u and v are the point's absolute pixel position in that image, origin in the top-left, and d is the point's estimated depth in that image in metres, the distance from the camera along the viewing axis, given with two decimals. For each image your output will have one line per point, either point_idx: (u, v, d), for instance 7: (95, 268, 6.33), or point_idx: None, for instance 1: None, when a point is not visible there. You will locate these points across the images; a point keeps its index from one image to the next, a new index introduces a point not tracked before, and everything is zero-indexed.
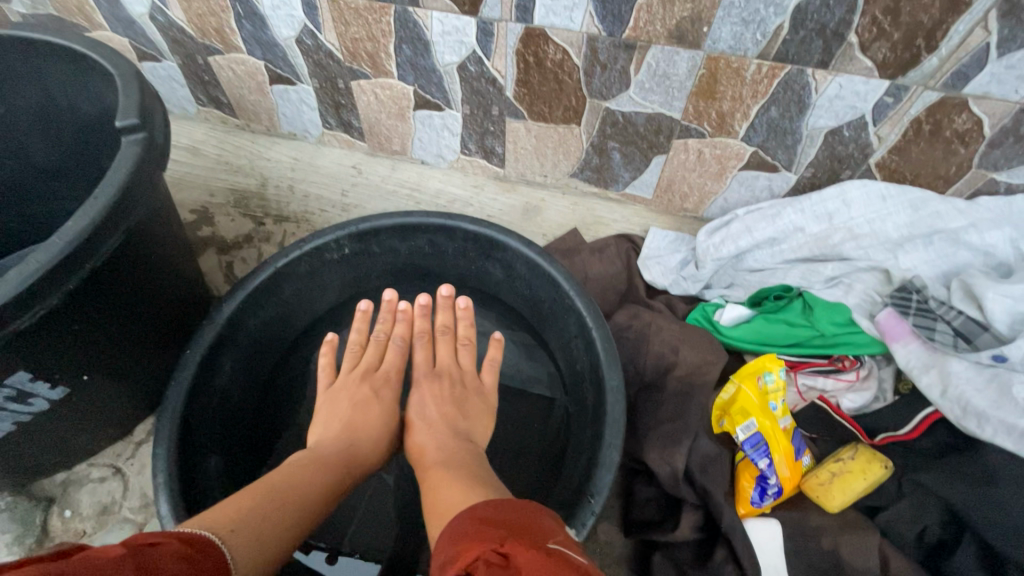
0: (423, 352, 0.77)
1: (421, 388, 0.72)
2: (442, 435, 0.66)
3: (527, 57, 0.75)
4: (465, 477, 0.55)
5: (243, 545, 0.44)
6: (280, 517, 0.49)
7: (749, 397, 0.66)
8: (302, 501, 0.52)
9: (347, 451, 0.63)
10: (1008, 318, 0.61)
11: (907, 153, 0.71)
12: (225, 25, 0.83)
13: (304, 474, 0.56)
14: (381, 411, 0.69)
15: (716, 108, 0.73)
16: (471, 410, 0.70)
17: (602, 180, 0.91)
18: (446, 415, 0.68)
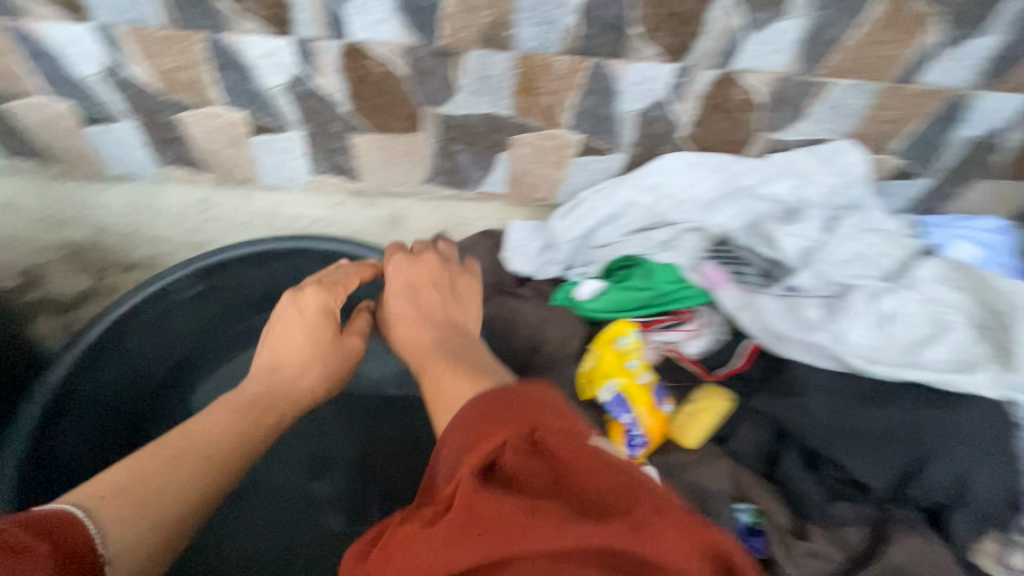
0: (433, 262, 0.71)
1: (400, 304, 0.69)
2: (418, 320, 0.67)
3: (353, 72, 0.76)
4: (455, 379, 0.53)
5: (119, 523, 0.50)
6: (171, 486, 0.54)
7: (608, 361, 0.74)
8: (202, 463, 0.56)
9: (256, 396, 0.64)
10: (796, 254, 0.72)
11: (706, 125, 0.82)
12: (14, 67, 0.76)
13: (208, 425, 0.60)
14: (308, 357, 0.68)
15: (539, 103, 0.79)
16: (399, 322, 0.68)
17: (457, 182, 0.94)
18: (410, 327, 0.67)
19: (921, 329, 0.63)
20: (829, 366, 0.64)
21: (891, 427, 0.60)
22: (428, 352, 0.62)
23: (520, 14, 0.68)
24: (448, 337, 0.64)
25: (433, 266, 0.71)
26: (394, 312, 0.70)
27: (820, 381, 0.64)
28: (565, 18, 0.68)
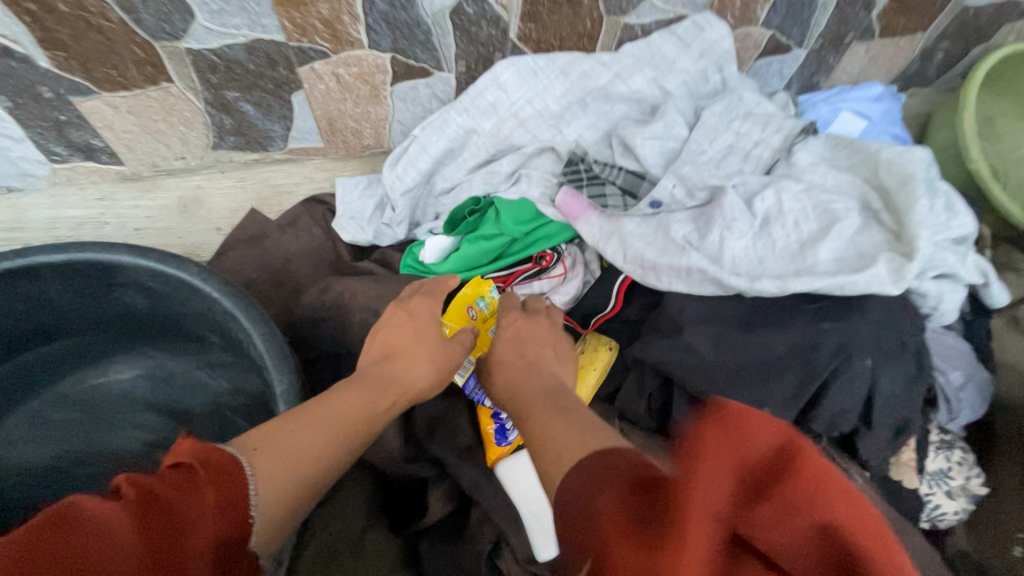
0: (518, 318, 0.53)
1: (504, 334, 0.52)
2: (527, 372, 0.48)
3: (23, 5, 0.52)
4: (575, 417, 0.39)
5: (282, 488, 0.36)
6: (307, 451, 0.39)
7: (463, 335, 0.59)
8: (321, 450, 0.40)
9: (386, 377, 0.48)
10: (660, 160, 0.59)
11: (541, 17, 0.65)
12: None
13: (352, 402, 0.44)
14: (422, 355, 0.50)
15: (316, 17, 0.59)
16: (508, 342, 0.51)
17: (255, 142, 0.73)
18: (508, 367, 0.48)
19: (807, 224, 0.52)
20: (706, 291, 0.52)
21: (783, 347, 0.50)
22: (546, 377, 0.47)
23: None
24: (539, 351, 0.50)
25: (512, 316, 0.53)
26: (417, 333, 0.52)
27: (700, 311, 0.52)
28: None
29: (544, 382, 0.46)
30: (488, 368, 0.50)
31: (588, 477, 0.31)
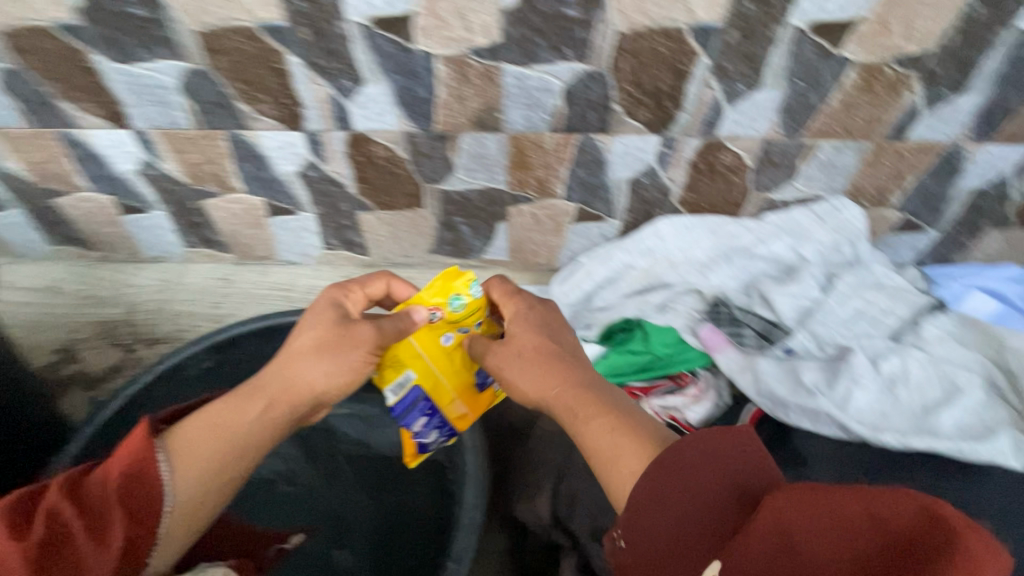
0: (517, 317, 0.64)
1: (507, 346, 0.62)
2: (550, 359, 0.59)
3: (358, 157, 0.82)
4: (608, 428, 0.50)
5: (189, 483, 0.50)
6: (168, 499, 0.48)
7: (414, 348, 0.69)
8: (197, 470, 0.50)
9: (294, 387, 0.58)
10: (794, 314, 0.71)
11: (699, 189, 0.84)
12: (65, 168, 0.86)
13: (220, 416, 0.54)
14: (312, 352, 0.59)
15: (533, 176, 0.83)
16: (502, 356, 0.61)
17: (460, 251, 0.97)
18: (549, 358, 0.59)
19: (932, 391, 0.63)
20: (829, 432, 0.62)
21: None
22: (560, 373, 0.57)
23: (509, 99, 0.74)
24: (541, 348, 0.60)
25: (514, 315, 0.64)
26: (318, 337, 0.61)
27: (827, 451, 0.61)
28: (549, 100, 0.73)
29: (543, 389, 0.57)
30: (501, 373, 0.61)
31: (681, 511, 0.41)
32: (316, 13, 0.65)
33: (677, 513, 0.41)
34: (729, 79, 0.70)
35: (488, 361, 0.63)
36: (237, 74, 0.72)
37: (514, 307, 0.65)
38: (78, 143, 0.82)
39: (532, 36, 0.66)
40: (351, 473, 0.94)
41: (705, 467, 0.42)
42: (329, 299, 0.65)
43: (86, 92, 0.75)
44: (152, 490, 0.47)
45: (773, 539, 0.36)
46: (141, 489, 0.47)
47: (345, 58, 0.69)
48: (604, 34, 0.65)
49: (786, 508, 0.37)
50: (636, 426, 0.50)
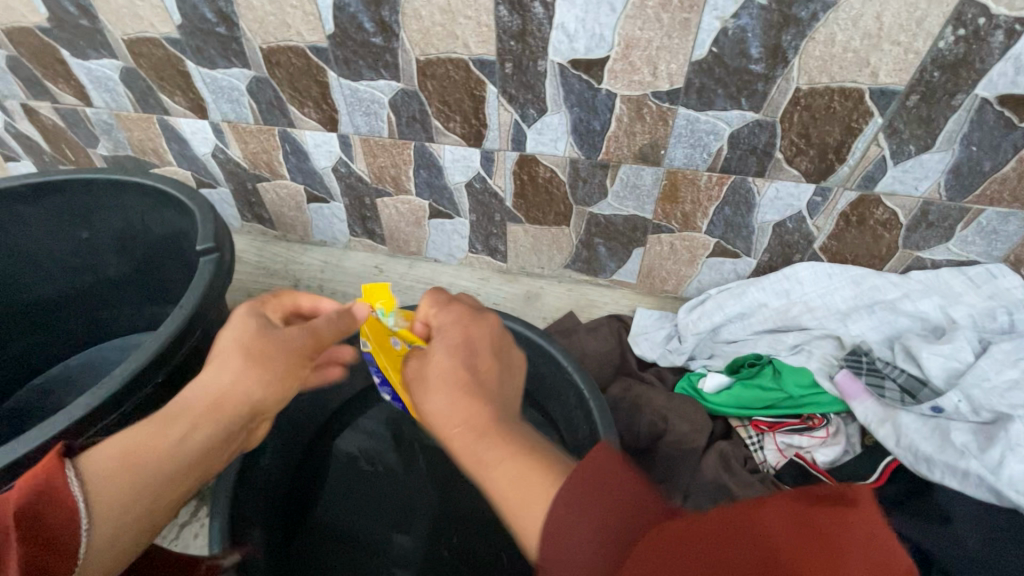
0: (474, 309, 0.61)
1: (453, 332, 0.55)
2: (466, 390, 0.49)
3: (522, 175, 0.92)
4: (529, 457, 0.43)
5: (112, 520, 0.44)
6: (115, 505, 0.45)
7: None
8: (120, 490, 0.46)
9: (219, 403, 0.53)
10: (943, 374, 0.72)
11: (845, 239, 0.85)
12: (275, 159, 1.02)
13: (132, 438, 0.49)
14: (235, 356, 0.55)
15: (680, 209, 0.89)
16: (451, 334, 0.55)
17: (592, 269, 1.05)
18: (451, 371, 0.51)
19: None
20: (979, 495, 0.64)
21: None
22: (495, 379, 0.52)
23: (675, 139, 0.80)
24: (496, 346, 0.56)
25: (453, 324, 0.56)
26: (246, 338, 0.56)
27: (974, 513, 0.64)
28: (714, 143, 0.79)
29: (468, 406, 0.48)
30: (430, 361, 0.53)
31: (592, 526, 0.34)
32: (523, 52, 0.75)
33: (594, 526, 0.34)
34: (899, 139, 0.72)
35: (413, 375, 0.54)
36: (439, 97, 0.84)
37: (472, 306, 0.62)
38: (293, 141, 0.98)
39: (712, 86, 0.72)
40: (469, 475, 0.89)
41: (602, 500, 0.34)
42: (247, 313, 0.59)
43: (313, 100, 0.90)
44: (69, 512, 0.41)
45: (685, 560, 0.30)
46: (54, 516, 0.40)
47: (537, 91, 0.79)
48: (783, 89, 0.71)
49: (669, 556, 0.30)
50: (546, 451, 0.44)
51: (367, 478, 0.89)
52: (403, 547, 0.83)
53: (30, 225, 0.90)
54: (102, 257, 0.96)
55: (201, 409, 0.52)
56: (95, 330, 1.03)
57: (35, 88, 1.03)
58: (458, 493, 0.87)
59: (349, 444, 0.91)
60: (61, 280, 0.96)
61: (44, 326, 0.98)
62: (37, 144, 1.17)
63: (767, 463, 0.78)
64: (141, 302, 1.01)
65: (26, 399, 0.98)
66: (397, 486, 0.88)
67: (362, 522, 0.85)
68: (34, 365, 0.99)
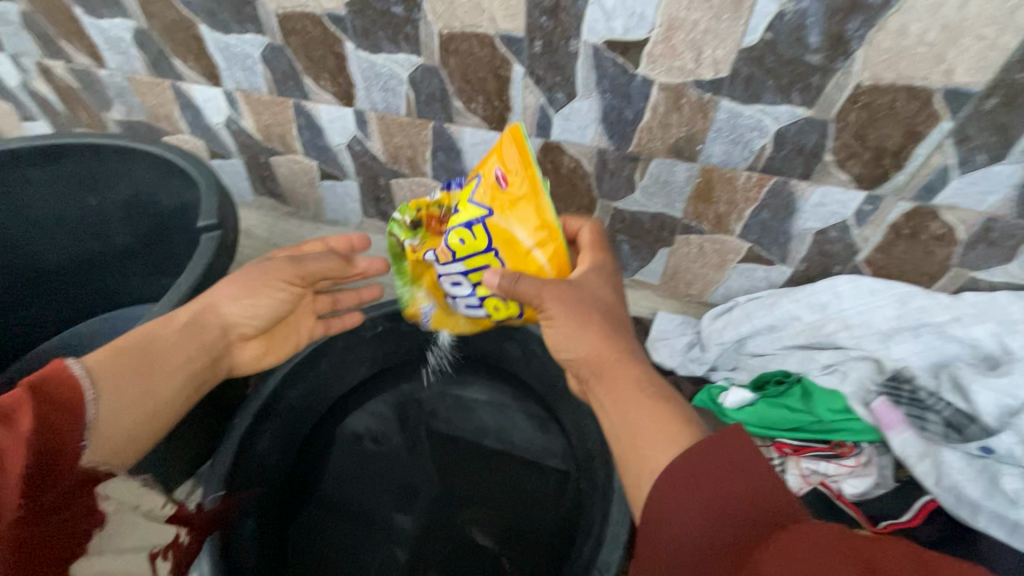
0: (591, 275, 0.58)
1: (566, 296, 0.54)
2: (605, 335, 0.52)
3: (545, 164, 0.86)
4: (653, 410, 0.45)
5: (117, 399, 0.50)
6: (127, 393, 0.51)
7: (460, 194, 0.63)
8: (126, 372, 0.52)
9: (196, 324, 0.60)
10: (996, 412, 0.67)
11: (892, 252, 0.78)
12: (288, 133, 0.98)
13: (141, 342, 0.55)
14: (234, 282, 0.62)
15: (713, 210, 0.83)
16: (562, 297, 0.54)
17: (613, 267, 0.99)
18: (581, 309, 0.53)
19: None
20: None
21: None
22: (618, 340, 0.52)
23: (713, 134, 0.73)
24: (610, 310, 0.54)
25: (556, 291, 0.54)
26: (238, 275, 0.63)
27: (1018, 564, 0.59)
28: (757, 140, 0.72)
29: (601, 354, 0.51)
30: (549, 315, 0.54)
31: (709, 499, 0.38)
32: (554, 30, 0.69)
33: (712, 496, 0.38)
34: (968, 147, 0.65)
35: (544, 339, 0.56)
36: (462, 74, 0.78)
37: (589, 272, 0.58)
38: (307, 115, 0.93)
39: (761, 77, 0.65)
40: (473, 472, 0.84)
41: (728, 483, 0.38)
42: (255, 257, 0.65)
43: (329, 73, 0.85)
44: (73, 385, 0.46)
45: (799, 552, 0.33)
46: (58, 389, 0.45)
47: (567, 73, 0.73)
48: (842, 83, 0.63)
49: (795, 545, 0.33)
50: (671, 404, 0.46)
51: (368, 464, 0.84)
52: (398, 534, 0.79)
53: (39, 189, 0.88)
54: (111, 225, 0.94)
55: (198, 321, 0.60)
56: (99, 298, 1.02)
57: (50, 47, 1.00)
58: (460, 487, 0.82)
59: (354, 429, 0.88)
60: (69, 247, 0.94)
61: (51, 292, 0.97)
62: (52, 105, 1.15)
63: (787, 488, 0.73)
64: (149, 273, 0.99)
65: (32, 364, 0.97)
66: (397, 475, 0.84)
67: (360, 508, 0.81)
68: (42, 331, 0.99)
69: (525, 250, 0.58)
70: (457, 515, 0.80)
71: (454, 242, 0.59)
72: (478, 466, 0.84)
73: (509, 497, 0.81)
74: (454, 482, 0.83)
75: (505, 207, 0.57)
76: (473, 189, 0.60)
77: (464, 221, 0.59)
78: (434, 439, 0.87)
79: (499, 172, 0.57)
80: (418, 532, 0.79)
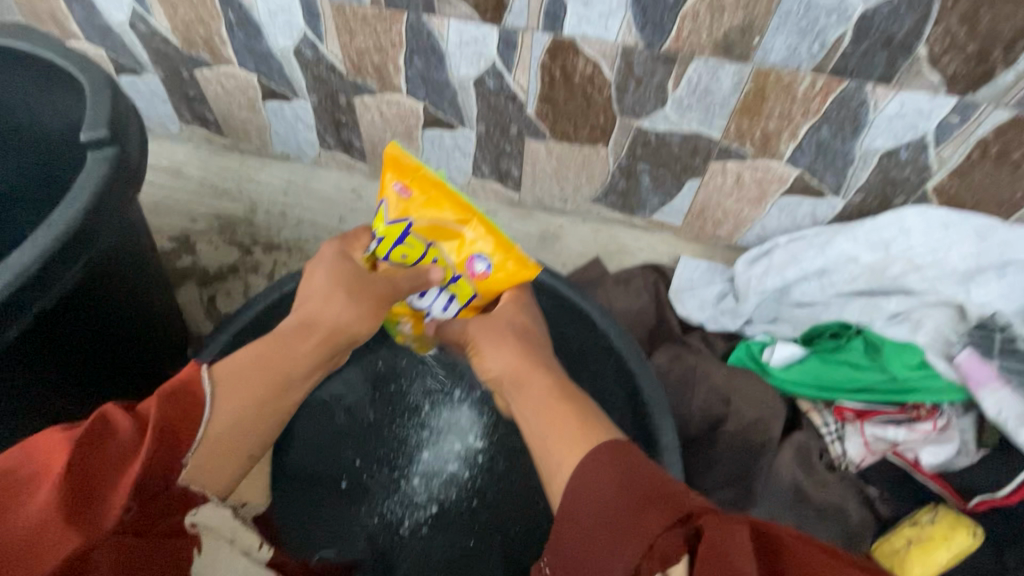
0: (513, 306, 0.53)
1: (485, 327, 0.50)
2: (529, 349, 0.47)
3: (553, 70, 0.68)
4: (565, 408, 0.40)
5: (224, 414, 0.39)
6: (235, 439, 0.39)
7: (404, 196, 0.54)
8: (241, 393, 0.40)
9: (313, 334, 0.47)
10: None
11: (970, 178, 0.65)
12: (215, 35, 0.76)
13: (245, 356, 0.43)
14: (341, 290, 0.49)
15: (761, 127, 0.67)
16: (482, 330, 0.50)
17: (627, 205, 0.83)
18: (522, 328, 0.50)
19: None
20: None
21: None
22: (539, 357, 0.47)
23: (777, 21, 0.57)
24: (527, 329, 0.50)
25: (481, 327, 0.50)
26: (346, 273, 0.51)
27: None
28: (835, 29, 0.56)
29: (521, 367, 0.45)
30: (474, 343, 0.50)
31: (603, 491, 0.34)
32: None
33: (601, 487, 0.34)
34: None
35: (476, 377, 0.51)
36: None
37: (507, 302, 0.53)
38: (238, 7, 0.71)
39: None
40: (467, 454, 0.68)
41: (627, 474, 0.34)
42: (338, 252, 0.53)
43: None
44: (188, 412, 0.37)
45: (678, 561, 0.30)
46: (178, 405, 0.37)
47: None
48: None
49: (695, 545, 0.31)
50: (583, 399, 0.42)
51: (309, 483, 0.65)
52: (369, 546, 0.63)
53: None
54: None
55: (316, 338, 0.46)
56: None
57: None
58: (431, 510, 0.65)
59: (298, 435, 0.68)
60: None
61: None
62: None
63: (848, 457, 0.63)
64: None
65: None
66: (346, 497, 0.65)
67: (328, 507, 0.64)
68: None
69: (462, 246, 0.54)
70: (421, 550, 0.63)
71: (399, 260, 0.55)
72: (455, 484, 0.66)
73: (490, 521, 0.64)
74: (423, 504, 0.65)
75: (425, 209, 0.54)
76: (383, 215, 0.56)
77: (395, 239, 0.54)
78: (403, 447, 0.68)
79: (398, 185, 0.54)
80: (406, 532, 0.64)
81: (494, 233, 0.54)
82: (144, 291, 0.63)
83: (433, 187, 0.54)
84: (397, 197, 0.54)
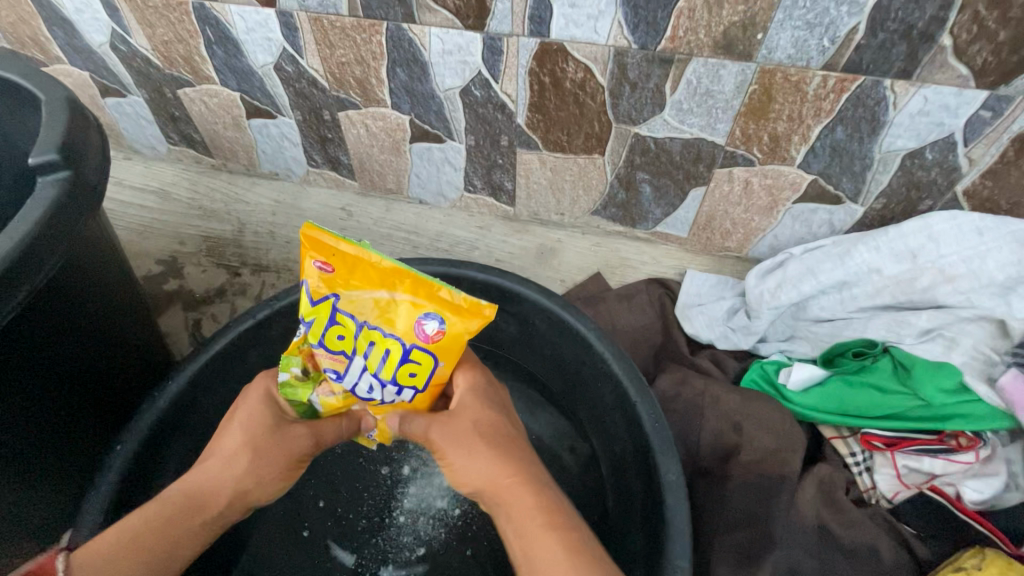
0: (469, 395, 0.48)
1: (448, 431, 0.45)
2: (504, 458, 0.43)
3: (542, 77, 0.63)
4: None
5: None
6: None
7: (327, 278, 0.47)
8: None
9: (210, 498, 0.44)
10: None
11: (1006, 178, 0.59)
12: (195, 52, 0.73)
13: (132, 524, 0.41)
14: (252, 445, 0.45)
15: (769, 130, 0.62)
16: (445, 435, 0.45)
17: (629, 217, 0.78)
18: (494, 431, 0.45)
19: None
20: None
21: None
22: (516, 465, 0.43)
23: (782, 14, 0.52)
24: (500, 431, 0.45)
25: (445, 429, 0.45)
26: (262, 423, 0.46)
27: None
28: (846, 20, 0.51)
29: (498, 482, 0.42)
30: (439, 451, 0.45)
31: None
32: None
33: None
34: None
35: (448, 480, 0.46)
36: None
37: (462, 392, 0.48)
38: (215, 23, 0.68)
39: None
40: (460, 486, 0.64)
41: None
42: (264, 393, 0.48)
43: None
44: None
45: None
46: None
47: None
48: None
49: None
50: (603, 559, 0.38)
51: (282, 522, 0.61)
52: None
53: None
54: None
55: (207, 500, 0.44)
56: None
57: None
58: (416, 551, 0.61)
59: None
60: None
61: None
62: None
63: (876, 491, 0.59)
64: None
65: None
66: (310, 547, 0.61)
67: (307, 545, 0.61)
68: None
69: (395, 309, 0.46)
70: None
71: (336, 344, 0.48)
72: (442, 520, 0.62)
73: (480, 562, 0.60)
74: (407, 545, 0.61)
75: (350, 285, 0.46)
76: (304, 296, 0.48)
77: (327, 324, 0.48)
78: (377, 484, 0.64)
79: (317, 262, 0.46)
80: (389, 574, 0.60)
81: (433, 287, 0.46)
82: (118, 321, 0.60)
83: (354, 259, 0.46)
84: (314, 279, 0.47)
